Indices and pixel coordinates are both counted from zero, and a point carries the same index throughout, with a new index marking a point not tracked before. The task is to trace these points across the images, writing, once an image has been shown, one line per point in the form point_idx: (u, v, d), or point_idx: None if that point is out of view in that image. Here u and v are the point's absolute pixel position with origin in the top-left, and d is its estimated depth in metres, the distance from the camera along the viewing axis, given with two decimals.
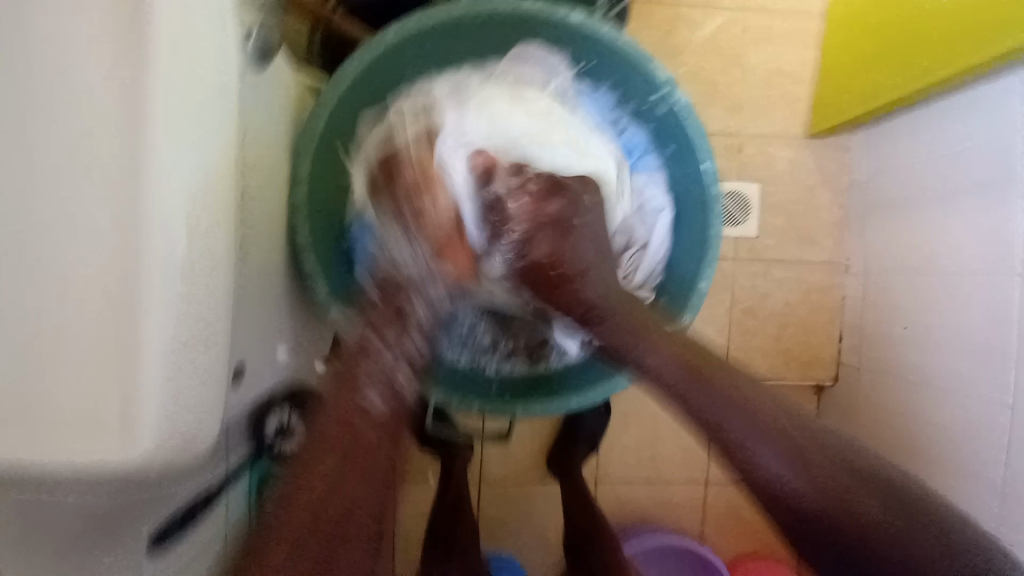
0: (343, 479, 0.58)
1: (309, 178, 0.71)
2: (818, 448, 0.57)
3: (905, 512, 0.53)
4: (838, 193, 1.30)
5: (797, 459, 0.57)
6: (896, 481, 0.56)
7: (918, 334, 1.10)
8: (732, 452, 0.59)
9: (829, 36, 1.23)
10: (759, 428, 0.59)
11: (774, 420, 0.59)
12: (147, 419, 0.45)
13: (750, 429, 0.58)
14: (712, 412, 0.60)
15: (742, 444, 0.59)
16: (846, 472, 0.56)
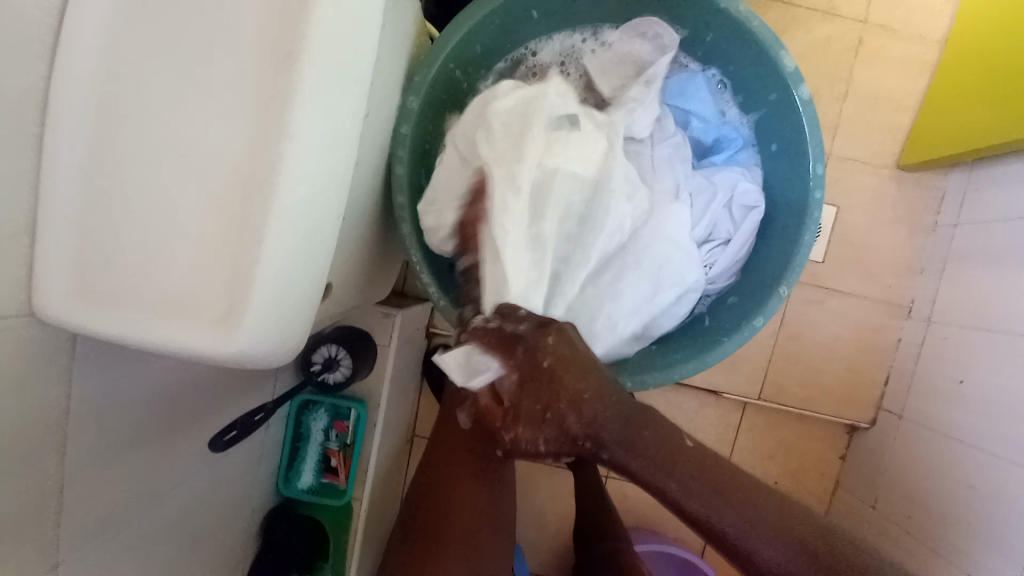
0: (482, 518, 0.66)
1: (416, 114, 0.67)
2: (786, 516, 0.53)
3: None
4: (916, 233, 1.23)
5: (781, 542, 0.51)
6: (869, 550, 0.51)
7: (967, 389, 1.04)
8: (723, 547, 0.53)
9: (947, 64, 1.16)
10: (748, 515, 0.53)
11: (699, 480, 0.55)
12: (254, 309, 0.47)
13: (720, 512, 0.53)
14: (686, 521, 0.55)
15: (737, 542, 0.52)
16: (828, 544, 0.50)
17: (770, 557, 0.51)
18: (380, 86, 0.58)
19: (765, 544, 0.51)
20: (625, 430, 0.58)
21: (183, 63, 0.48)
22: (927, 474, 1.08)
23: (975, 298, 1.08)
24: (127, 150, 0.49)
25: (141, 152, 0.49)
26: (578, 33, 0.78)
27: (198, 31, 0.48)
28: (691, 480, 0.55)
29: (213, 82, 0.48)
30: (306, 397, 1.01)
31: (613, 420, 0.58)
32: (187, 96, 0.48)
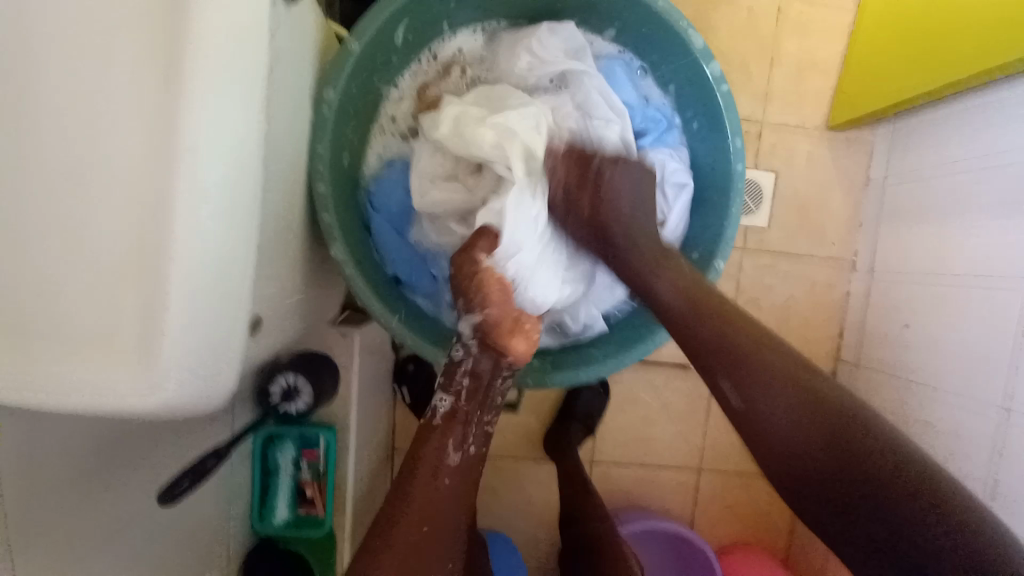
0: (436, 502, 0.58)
1: (331, 127, 0.63)
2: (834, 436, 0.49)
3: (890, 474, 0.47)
4: (854, 188, 1.29)
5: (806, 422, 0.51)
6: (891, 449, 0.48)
7: (918, 333, 1.09)
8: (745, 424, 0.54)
9: (858, 25, 1.21)
10: (766, 384, 0.53)
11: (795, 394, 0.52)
12: (173, 355, 0.44)
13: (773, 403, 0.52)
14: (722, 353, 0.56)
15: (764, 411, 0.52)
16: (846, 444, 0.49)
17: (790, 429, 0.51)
18: (291, 103, 0.56)
19: (768, 410, 0.52)
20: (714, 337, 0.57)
21: (66, 93, 0.44)
22: (891, 415, 1.14)
23: (912, 245, 1.14)
24: (24, 196, 0.44)
25: (40, 196, 0.44)
26: (495, 28, 0.76)
27: (82, 60, 0.43)
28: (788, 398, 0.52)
29: (106, 110, 0.44)
30: (270, 431, 0.98)
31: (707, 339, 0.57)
32: (76, 129, 0.44)
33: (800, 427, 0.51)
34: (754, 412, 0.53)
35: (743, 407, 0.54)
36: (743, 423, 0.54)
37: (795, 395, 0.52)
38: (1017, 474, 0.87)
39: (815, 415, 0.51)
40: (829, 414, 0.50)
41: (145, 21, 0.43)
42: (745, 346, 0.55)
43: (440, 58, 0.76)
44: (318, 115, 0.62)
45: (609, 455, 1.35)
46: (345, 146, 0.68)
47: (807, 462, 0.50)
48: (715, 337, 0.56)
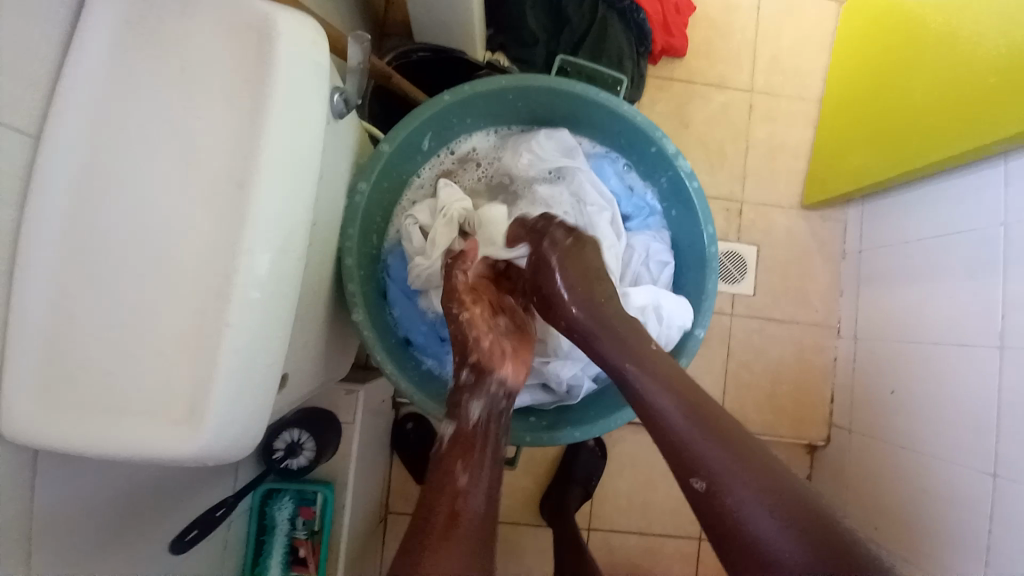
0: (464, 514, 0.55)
1: (361, 211, 0.72)
2: (816, 534, 0.46)
3: None
4: (832, 261, 1.39)
5: (793, 534, 0.46)
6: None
7: (903, 399, 1.15)
8: (713, 496, 0.51)
9: (822, 121, 1.38)
10: (763, 509, 0.48)
11: (766, 486, 0.49)
12: (214, 408, 0.50)
13: (720, 458, 0.51)
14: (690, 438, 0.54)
15: (712, 461, 0.51)
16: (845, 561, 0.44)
17: (779, 543, 0.46)
18: (331, 190, 0.66)
19: (761, 515, 0.48)
20: (677, 410, 0.56)
21: (150, 179, 0.52)
22: (885, 481, 1.16)
23: (890, 315, 1.22)
24: (100, 264, 0.51)
25: (117, 264, 0.52)
26: (503, 128, 0.88)
27: (169, 155, 0.52)
28: (741, 462, 0.51)
29: (183, 194, 0.52)
30: (270, 487, 1.01)
31: (660, 399, 0.57)
32: (154, 209, 0.52)
33: (805, 547, 0.45)
34: (755, 532, 0.47)
35: (716, 483, 0.51)
36: (741, 544, 0.48)
37: (799, 527, 0.46)
38: (1012, 542, 0.89)
39: (833, 560, 0.44)
40: (830, 529, 0.46)
41: (226, 125, 0.53)
42: (762, 469, 0.50)
43: (455, 153, 0.87)
44: (351, 203, 0.72)
45: (607, 519, 1.34)
46: (371, 225, 0.78)
47: None
48: (713, 444, 0.52)
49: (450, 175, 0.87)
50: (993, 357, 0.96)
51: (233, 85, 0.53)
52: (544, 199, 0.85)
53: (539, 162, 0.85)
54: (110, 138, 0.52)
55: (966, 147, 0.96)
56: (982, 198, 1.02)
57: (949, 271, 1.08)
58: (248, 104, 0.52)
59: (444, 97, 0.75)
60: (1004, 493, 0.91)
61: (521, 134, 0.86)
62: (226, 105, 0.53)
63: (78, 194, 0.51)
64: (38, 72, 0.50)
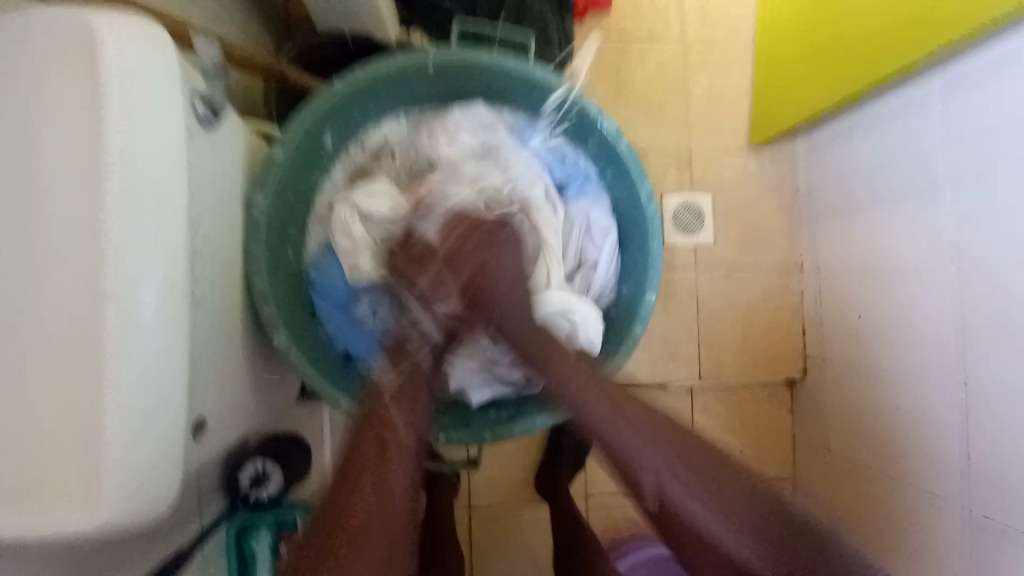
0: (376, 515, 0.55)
1: (264, 225, 0.65)
2: (740, 497, 0.57)
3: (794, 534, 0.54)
4: (785, 198, 1.37)
5: (729, 515, 0.56)
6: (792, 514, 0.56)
7: (869, 325, 1.15)
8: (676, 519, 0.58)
9: (758, 57, 1.34)
10: (705, 497, 0.57)
11: (708, 479, 0.58)
12: (108, 478, 0.43)
13: (668, 467, 0.59)
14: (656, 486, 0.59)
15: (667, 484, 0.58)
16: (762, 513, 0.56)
17: (720, 525, 0.55)
18: (218, 207, 0.58)
19: (713, 520, 0.56)
20: (630, 430, 0.61)
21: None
22: (862, 408, 1.18)
23: (847, 244, 1.22)
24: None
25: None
26: (416, 111, 0.81)
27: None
28: (686, 462, 0.59)
29: None
30: (243, 522, 0.93)
31: (615, 422, 0.62)
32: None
33: (745, 535, 0.54)
34: (702, 525, 0.56)
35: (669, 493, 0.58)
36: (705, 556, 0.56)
37: (729, 494, 0.57)
38: (987, 448, 0.91)
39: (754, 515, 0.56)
40: (760, 501, 0.57)
41: None
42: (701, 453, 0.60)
43: (367, 145, 0.80)
44: (250, 220, 0.65)
45: (601, 490, 1.33)
46: (282, 239, 0.71)
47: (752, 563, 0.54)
48: (664, 451, 0.60)
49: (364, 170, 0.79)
50: (951, 270, 0.96)
51: None
52: (472, 177, 0.77)
53: (458, 141, 0.79)
54: None
55: (902, 62, 0.93)
56: (925, 109, 1.00)
57: (898, 192, 1.07)
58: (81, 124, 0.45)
59: (336, 85, 0.67)
60: (975, 400, 0.92)
61: (435, 114, 0.80)
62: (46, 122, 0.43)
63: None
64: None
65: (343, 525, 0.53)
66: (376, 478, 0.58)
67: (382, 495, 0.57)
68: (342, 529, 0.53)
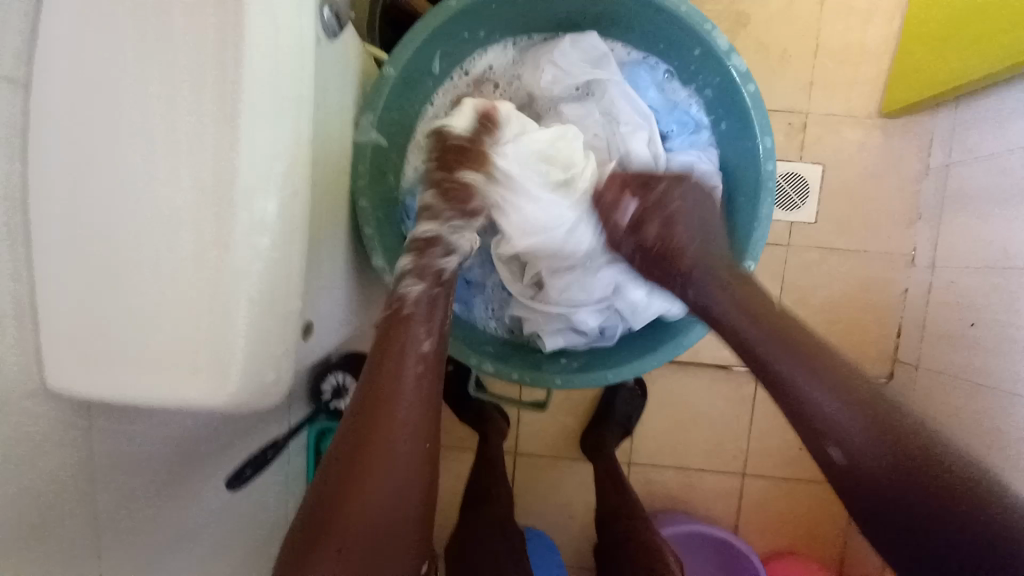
0: (382, 470, 0.52)
1: (371, 147, 0.67)
2: (882, 415, 0.49)
3: (943, 464, 0.46)
4: (912, 179, 1.21)
5: (863, 421, 0.49)
6: (949, 452, 0.47)
7: (987, 333, 1.01)
8: (795, 411, 0.53)
9: (913, 6, 1.14)
10: (836, 399, 0.51)
11: (843, 386, 0.51)
12: (234, 357, 0.49)
13: (798, 365, 0.53)
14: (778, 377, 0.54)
15: (796, 382, 0.53)
16: (912, 439, 0.47)
17: (845, 423, 0.50)
18: (332, 123, 0.60)
19: (838, 412, 0.50)
20: (756, 327, 0.57)
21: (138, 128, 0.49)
22: (954, 421, 1.06)
23: (979, 238, 1.06)
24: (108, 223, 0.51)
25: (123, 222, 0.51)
26: (524, 41, 0.78)
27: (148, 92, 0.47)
28: (822, 366, 0.52)
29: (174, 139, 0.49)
30: (322, 426, 1.04)
31: (745, 323, 0.57)
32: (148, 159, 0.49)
33: (864, 427, 0.49)
34: (825, 419, 0.51)
35: (793, 389, 0.53)
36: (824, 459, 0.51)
37: (867, 411, 0.49)
38: None
39: (897, 436, 0.48)
40: (909, 426, 0.48)
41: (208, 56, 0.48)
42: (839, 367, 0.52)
43: (471, 75, 0.79)
44: (360, 140, 0.67)
45: (647, 456, 1.34)
46: (384, 163, 0.73)
47: (871, 471, 0.48)
48: (799, 351, 0.54)
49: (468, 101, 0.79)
50: None
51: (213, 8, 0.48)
52: (572, 119, 0.77)
53: (565, 76, 0.76)
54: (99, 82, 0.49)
55: None
56: None
57: None
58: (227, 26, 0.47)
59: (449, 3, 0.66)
60: None
61: (544, 45, 0.76)
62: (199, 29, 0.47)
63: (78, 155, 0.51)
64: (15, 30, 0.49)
65: (353, 490, 0.51)
66: (386, 442, 0.53)
67: (391, 454, 0.53)
68: (353, 493, 0.51)
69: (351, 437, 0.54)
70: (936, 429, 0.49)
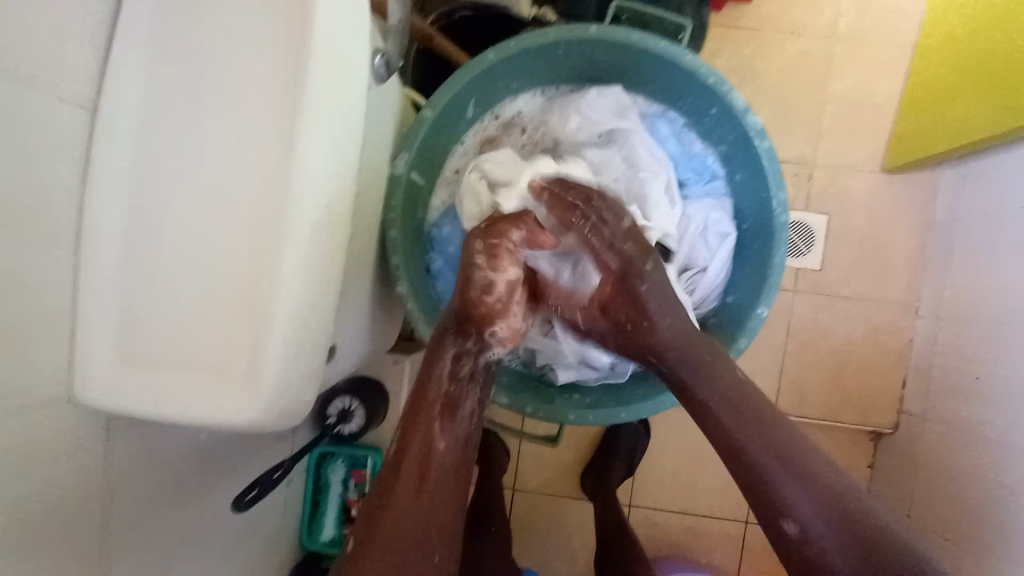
0: (422, 501, 0.56)
1: (404, 181, 0.71)
2: (836, 503, 0.54)
3: (888, 544, 0.51)
4: (916, 233, 1.24)
5: (819, 505, 0.54)
6: (886, 534, 0.52)
7: (990, 388, 1.02)
8: (751, 489, 0.56)
9: (916, 71, 1.20)
10: (795, 484, 0.55)
11: (795, 469, 0.56)
12: (269, 375, 0.51)
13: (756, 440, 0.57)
14: (740, 434, 0.58)
15: (757, 463, 0.56)
16: (861, 529, 0.52)
17: (804, 515, 0.54)
18: (373, 157, 0.64)
19: (796, 504, 0.54)
20: (728, 408, 0.59)
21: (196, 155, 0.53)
22: (960, 477, 1.05)
23: (982, 294, 1.08)
24: (158, 240, 0.53)
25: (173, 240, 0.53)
26: (552, 90, 0.83)
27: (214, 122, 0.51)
28: (778, 458, 0.56)
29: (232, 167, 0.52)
30: (324, 450, 1.03)
31: (714, 396, 0.60)
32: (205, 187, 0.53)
33: (820, 512, 0.53)
34: (784, 501, 0.55)
35: (752, 469, 0.57)
36: (785, 535, 0.54)
37: (823, 501, 0.54)
38: None
39: (849, 522, 0.52)
40: (858, 516, 0.53)
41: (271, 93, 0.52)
42: (796, 447, 0.57)
43: (500, 118, 0.83)
44: (394, 175, 0.70)
45: (649, 497, 1.31)
46: (414, 197, 0.76)
47: (831, 563, 0.52)
48: (756, 427, 0.58)
49: (496, 141, 0.83)
50: None
51: (280, 51, 0.52)
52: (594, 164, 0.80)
53: (590, 124, 0.80)
54: (164, 109, 0.53)
55: None
56: None
57: None
58: (291, 67, 0.51)
59: (488, 56, 0.70)
60: None
61: (571, 94, 0.81)
62: (268, 71, 0.52)
63: (139, 169, 0.53)
64: (89, 42, 0.50)
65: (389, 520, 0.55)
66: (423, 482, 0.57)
67: (429, 492, 0.57)
68: (389, 522, 0.55)
69: (379, 497, 0.57)
70: (869, 501, 0.55)
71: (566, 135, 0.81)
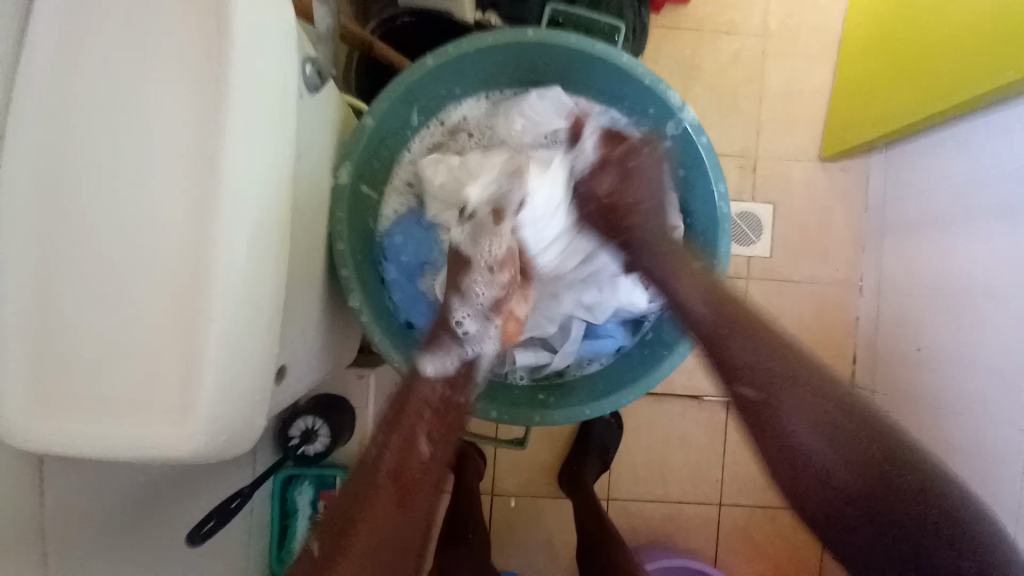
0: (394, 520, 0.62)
1: (348, 190, 0.69)
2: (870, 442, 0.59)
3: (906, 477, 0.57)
4: (855, 214, 1.31)
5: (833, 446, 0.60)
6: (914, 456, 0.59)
7: (934, 354, 1.09)
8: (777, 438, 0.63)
9: (843, 60, 1.27)
10: (810, 427, 0.61)
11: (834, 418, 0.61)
12: (207, 401, 0.49)
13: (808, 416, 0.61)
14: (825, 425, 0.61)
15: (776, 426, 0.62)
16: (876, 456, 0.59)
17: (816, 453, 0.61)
18: (310, 169, 0.62)
19: (805, 432, 0.61)
20: (788, 386, 0.63)
21: (116, 178, 0.50)
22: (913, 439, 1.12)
23: (918, 267, 1.16)
24: (77, 271, 0.51)
25: (94, 270, 0.50)
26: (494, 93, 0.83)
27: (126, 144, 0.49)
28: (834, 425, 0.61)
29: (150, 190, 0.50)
30: (289, 473, 1.00)
31: (800, 399, 0.62)
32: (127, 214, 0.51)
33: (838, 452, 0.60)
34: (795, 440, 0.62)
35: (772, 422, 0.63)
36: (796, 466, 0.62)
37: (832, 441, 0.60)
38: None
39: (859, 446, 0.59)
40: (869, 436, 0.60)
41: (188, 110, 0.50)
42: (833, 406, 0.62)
43: (446, 123, 0.83)
44: (337, 186, 0.69)
45: (625, 489, 1.33)
46: (361, 207, 0.75)
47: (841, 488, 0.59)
48: (803, 396, 0.62)
49: (442, 147, 0.83)
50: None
51: (194, 65, 0.50)
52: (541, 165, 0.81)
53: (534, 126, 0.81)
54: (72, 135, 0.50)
55: (981, 88, 0.88)
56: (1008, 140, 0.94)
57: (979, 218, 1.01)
58: (209, 81, 0.50)
59: (426, 61, 0.70)
60: None
61: (513, 98, 0.82)
62: (183, 88, 0.50)
63: (51, 199, 0.50)
64: None
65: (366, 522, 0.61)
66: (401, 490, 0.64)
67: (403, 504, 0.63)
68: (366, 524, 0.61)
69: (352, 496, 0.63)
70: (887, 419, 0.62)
71: (512, 138, 0.82)
